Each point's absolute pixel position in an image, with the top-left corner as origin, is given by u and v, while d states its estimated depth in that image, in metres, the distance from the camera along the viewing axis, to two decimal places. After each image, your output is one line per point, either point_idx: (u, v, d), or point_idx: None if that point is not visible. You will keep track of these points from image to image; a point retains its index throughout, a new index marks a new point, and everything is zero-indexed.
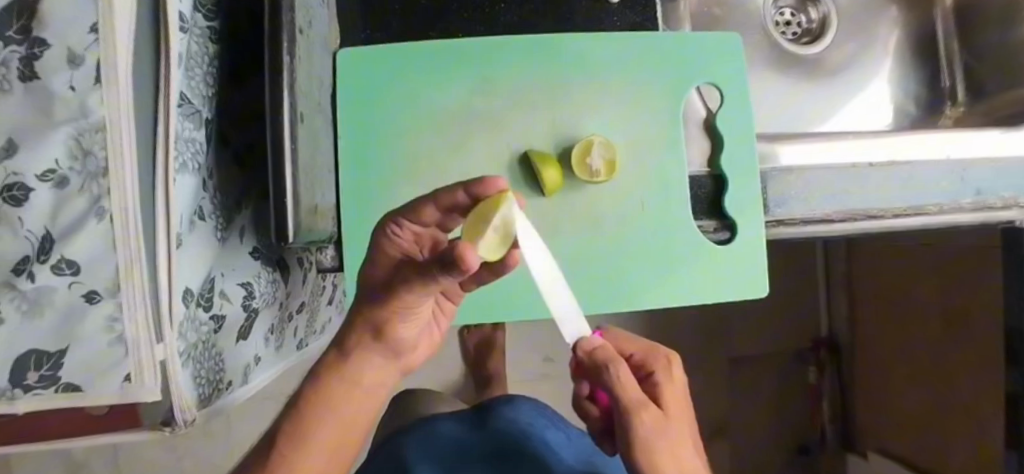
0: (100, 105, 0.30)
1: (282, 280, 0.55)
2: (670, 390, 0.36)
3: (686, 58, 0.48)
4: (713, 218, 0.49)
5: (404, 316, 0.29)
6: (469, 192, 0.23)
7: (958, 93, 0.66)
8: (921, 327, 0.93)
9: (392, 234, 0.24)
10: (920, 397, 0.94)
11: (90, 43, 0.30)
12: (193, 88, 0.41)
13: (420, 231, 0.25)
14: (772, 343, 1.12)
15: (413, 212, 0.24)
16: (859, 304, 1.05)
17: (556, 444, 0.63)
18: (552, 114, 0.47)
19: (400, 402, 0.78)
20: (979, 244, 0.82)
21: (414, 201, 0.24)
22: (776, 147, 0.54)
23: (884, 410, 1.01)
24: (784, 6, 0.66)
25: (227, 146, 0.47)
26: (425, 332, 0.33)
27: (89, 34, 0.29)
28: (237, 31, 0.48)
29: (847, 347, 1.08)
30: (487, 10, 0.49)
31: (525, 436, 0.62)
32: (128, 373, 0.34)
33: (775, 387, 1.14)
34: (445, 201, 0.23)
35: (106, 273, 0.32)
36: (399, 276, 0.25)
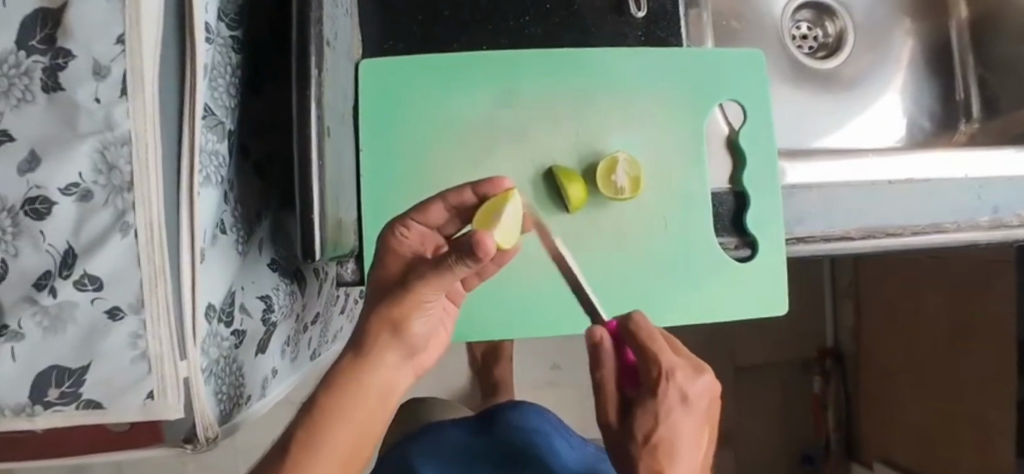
0: (125, 116, 0.30)
1: (299, 292, 0.55)
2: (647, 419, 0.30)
3: (709, 75, 0.48)
4: (735, 235, 0.50)
5: (416, 313, 0.23)
6: (478, 188, 0.26)
7: (973, 108, 0.66)
8: (927, 337, 0.94)
9: (401, 233, 0.24)
10: (925, 406, 0.95)
11: (116, 54, 0.30)
12: (216, 99, 0.40)
13: (426, 232, 0.25)
14: (777, 350, 1.13)
15: (422, 211, 0.25)
16: (863, 313, 1.06)
17: (561, 454, 0.60)
18: (577, 129, 0.47)
19: (409, 410, 0.77)
20: (985, 257, 0.83)
21: (421, 202, 0.25)
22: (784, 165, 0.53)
23: (887, 418, 1.03)
24: (801, 20, 0.67)
25: (248, 157, 0.47)
26: (437, 326, 0.27)
27: (115, 44, 0.29)
28: (258, 41, 0.47)
29: (852, 356, 1.10)
30: (512, 24, 0.48)
31: (530, 445, 0.61)
32: (151, 390, 0.32)
33: (779, 395, 1.15)
34: (454, 198, 0.26)
35: (132, 289, 0.32)
36: (410, 273, 0.22)
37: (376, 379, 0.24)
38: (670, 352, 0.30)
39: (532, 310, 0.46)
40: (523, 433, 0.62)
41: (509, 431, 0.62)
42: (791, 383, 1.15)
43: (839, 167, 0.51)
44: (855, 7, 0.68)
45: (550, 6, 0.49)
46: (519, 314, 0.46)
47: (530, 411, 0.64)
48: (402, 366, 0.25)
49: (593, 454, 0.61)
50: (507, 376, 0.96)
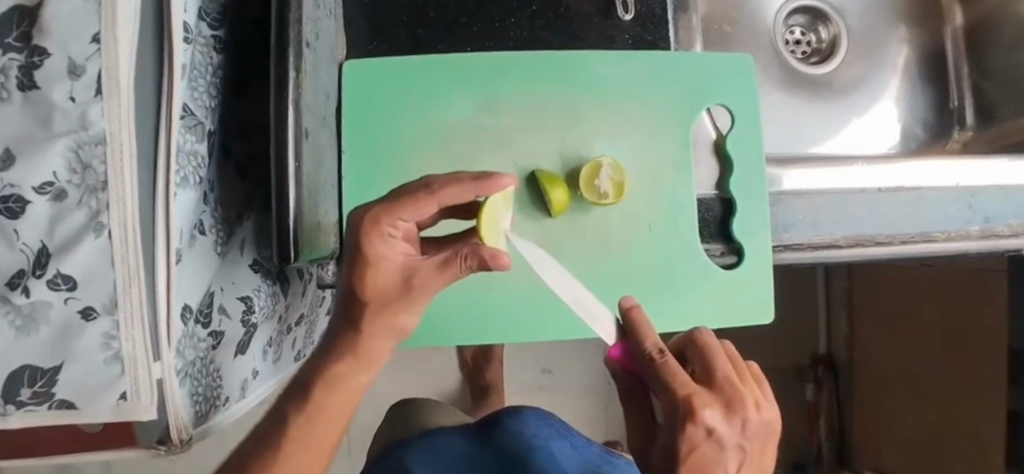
0: (101, 117, 0.29)
1: (282, 294, 0.55)
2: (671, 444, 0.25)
3: (694, 80, 0.48)
4: (720, 242, 0.49)
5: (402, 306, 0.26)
6: (478, 189, 0.26)
7: (969, 116, 0.65)
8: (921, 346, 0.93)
9: (391, 238, 0.25)
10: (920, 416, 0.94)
11: (91, 53, 0.29)
12: (196, 99, 0.40)
13: (412, 228, 0.26)
14: (771, 356, 1.13)
15: (408, 212, 0.24)
16: (858, 320, 1.05)
17: (564, 457, 0.59)
18: (562, 134, 0.46)
19: (397, 413, 0.76)
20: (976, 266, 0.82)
21: (406, 199, 0.24)
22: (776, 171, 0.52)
23: (880, 426, 1.02)
24: (794, 25, 0.67)
25: (230, 157, 0.46)
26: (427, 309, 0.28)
27: (92, 43, 0.29)
28: (242, 40, 0.47)
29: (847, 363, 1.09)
30: (497, 26, 0.48)
31: (531, 452, 0.59)
32: (124, 391, 0.32)
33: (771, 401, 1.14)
34: (443, 196, 0.25)
35: (105, 290, 0.31)
36: (412, 278, 0.26)
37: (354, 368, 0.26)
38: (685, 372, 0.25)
39: (514, 315, 0.45)
40: (525, 439, 0.60)
41: (510, 438, 0.59)
42: (786, 389, 1.14)
43: (827, 174, 0.51)
44: (850, 13, 0.67)
45: (536, 8, 0.48)
46: (500, 318, 0.45)
47: (530, 416, 0.61)
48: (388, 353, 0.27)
49: (597, 455, 0.61)
50: (498, 378, 0.96)
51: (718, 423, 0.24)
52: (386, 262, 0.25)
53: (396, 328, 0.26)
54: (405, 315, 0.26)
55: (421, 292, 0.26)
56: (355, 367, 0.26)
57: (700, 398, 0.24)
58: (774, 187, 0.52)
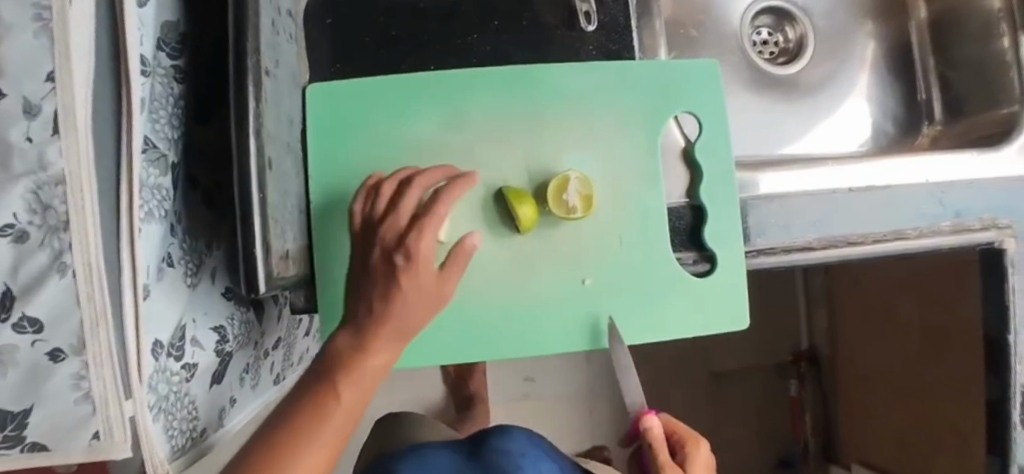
0: (59, 156, 0.29)
1: (257, 320, 0.55)
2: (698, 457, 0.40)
3: (660, 87, 0.48)
4: (692, 250, 0.49)
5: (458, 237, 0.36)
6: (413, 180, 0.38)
7: (936, 111, 0.66)
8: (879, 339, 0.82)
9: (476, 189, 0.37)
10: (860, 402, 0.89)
11: (46, 92, 0.28)
12: (158, 132, 0.40)
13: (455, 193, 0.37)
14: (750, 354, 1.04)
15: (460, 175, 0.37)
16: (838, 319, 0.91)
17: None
18: (528, 148, 0.46)
19: (387, 429, 0.77)
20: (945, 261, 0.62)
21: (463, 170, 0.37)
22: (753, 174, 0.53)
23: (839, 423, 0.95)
24: (761, 26, 0.67)
25: (197, 187, 0.46)
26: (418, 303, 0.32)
27: (45, 82, 0.28)
28: (203, 67, 0.47)
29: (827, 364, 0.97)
30: (460, 42, 0.48)
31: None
32: (97, 431, 0.33)
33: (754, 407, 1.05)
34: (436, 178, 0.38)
35: (70, 330, 0.31)
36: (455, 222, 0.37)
37: None
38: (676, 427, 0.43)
39: (488, 333, 0.45)
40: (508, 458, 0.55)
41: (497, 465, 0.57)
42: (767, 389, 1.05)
43: (799, 176, 0.53)
44: (816, 12, 0.68)
45: (499, 23, 0.48)
46: (478, 336, 0.45)
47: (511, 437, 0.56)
48: None
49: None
50: (482, 389, 0.98)
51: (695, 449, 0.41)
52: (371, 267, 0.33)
53: None
54: None
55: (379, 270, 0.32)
56: None
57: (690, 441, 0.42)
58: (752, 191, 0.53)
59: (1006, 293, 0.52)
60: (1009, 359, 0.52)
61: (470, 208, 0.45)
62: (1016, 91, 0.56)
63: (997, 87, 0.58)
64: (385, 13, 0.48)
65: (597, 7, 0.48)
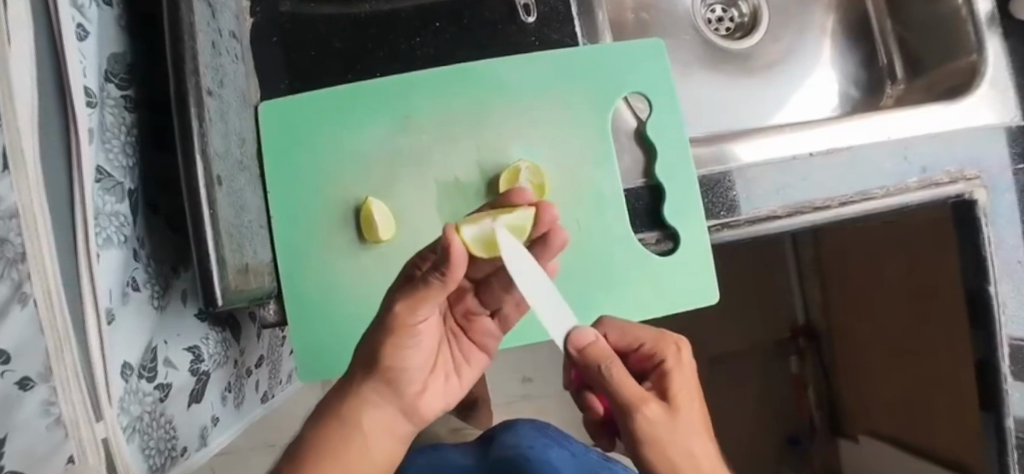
0: (10, 188, 0.29)
1: (234, 339, 0.56)
2: (682, 375, 0.35)
3: (606, 70, 0.48)
4: (655, 230, 0.49)
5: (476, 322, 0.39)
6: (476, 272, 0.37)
7: (897, 71, 0.66)
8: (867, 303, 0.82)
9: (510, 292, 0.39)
10: (858, 366, 0.87)
11: None
12: (111, 160, 0.41)
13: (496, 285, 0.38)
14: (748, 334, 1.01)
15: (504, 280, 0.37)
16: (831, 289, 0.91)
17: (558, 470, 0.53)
18: (476, 144, 0.47)
19: None
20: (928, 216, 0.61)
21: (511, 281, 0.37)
22: (729, 145, 0.50)
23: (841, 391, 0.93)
24: (714, 4, 0.68)
25: (158, 211, 0.47)
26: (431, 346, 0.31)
27: None
28: (156, 96, 0.48)
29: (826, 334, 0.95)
30: (403, 47, 0.48)
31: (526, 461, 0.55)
32: (71, 455, 0.33)
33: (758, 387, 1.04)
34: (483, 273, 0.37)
35: (39, 357, 0.30)
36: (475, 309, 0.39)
37: (366, 413, 0.29)
38: (651, 327, 0.41)
39: None
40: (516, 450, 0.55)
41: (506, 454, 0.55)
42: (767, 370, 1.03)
43: (770, 144, 0.50)
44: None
45: (440, 24, 0.48)
46: None
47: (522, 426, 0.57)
48: (388, 401, 0.29)
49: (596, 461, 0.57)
50: (483, 392, 0.96)
51: (682, 359, 0.37)
52: (424, 284, 0.25)
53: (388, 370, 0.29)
54: (399, 357, 0.29)
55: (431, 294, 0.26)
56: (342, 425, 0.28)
57: (671, 344, 0.38)
58: (729, 165, 0.50)
59: (981, 243, 0.51)
60: (991, 309, 0.51)
61: (426, 208, 0.46)
62: (972, 43, 0.56)
63: (954, 41, 0.58)
64: (327, 25, 0.48)
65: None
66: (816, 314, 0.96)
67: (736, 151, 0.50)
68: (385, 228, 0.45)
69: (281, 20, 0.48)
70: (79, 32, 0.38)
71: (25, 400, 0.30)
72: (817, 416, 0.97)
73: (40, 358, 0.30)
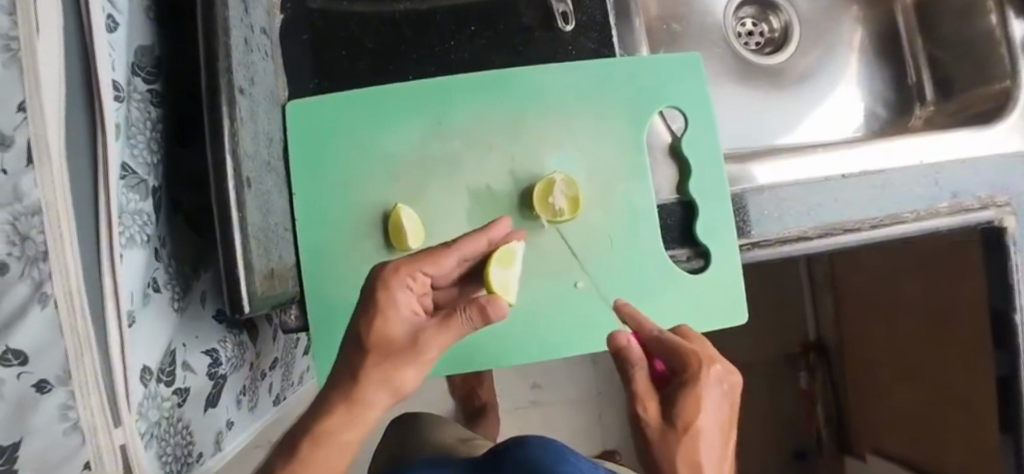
0: (35, 186, 0.27)
1: (250, 342, 0.55)
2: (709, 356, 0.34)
3: (643, 83, 0.47)
4: (686, 247, 0.48)
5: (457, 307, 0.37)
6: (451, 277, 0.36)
7: (927, 93, 0.65)
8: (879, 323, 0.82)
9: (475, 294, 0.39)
10: (868, 386, 0.87)
11: (19, 122, 0.27)
12: (136, 157, 0.39)
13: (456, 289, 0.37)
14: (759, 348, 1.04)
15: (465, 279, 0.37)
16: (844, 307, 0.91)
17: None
18: (510, 153, 0.46)
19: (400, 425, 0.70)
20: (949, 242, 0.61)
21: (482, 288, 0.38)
22: (749, 166, 0.51)
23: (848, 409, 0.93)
24: (745, 17, 0.67)
25: (180, 210, 0.46)
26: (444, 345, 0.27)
27: (17, 112, 0.26)
28: (184, 91, 0.47)
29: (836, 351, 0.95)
30: (437, 50, 0.47)
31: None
32: (87, 461, 0.32)
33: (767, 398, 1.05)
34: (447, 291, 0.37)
35: (56, 359, 0.29)
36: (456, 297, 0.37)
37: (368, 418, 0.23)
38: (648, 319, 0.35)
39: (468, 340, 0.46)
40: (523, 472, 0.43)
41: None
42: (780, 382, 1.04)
43: (796, 165, 0.49)
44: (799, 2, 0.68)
45: (475, 28, 0.48)
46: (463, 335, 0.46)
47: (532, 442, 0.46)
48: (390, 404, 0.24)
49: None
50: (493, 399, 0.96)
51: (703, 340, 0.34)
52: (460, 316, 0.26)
53: (397, 384, 0.24)
54: (410, 372, 0.24)
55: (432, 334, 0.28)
56: (345, 422, 0.23)
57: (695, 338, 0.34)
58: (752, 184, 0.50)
59: (1010, 271, 0.51)
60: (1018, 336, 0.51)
61: (456, 216, 0.45)
62: (1005, 66, 0.55)
63: (987, 64, 0.57)
64: (361, 26, 0.47)
65: (574, 6, 0.48)
66: (828, 331, 0.96)
67: (756, 171, 0.50)
68: (414, 236, 0.44)
69: (314, 18, 0.47)
70: (108, 23, 0.36)
71: (41, 404, 0.29)
72: (824, 433, 0.97)
73: (61, 359, 0.29)
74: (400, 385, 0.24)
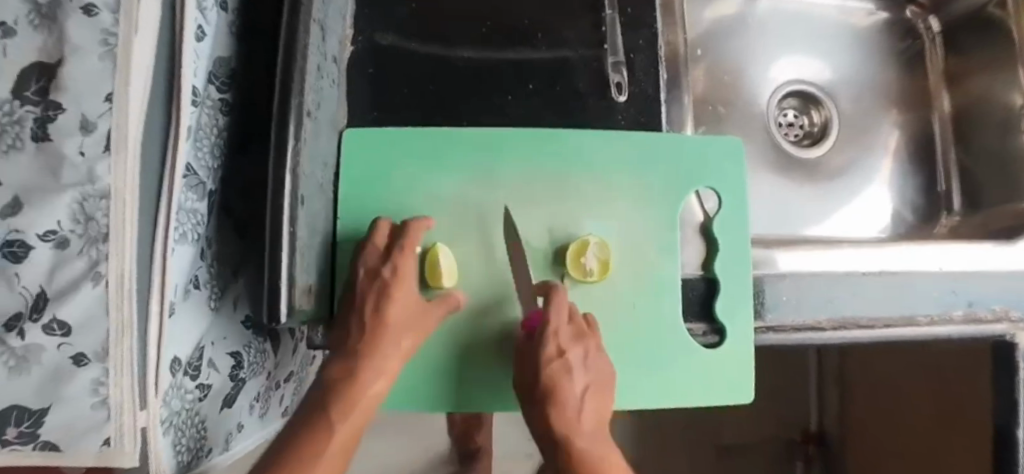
0: (106, 172, 0.32)
1: (272, 351, 0.56)
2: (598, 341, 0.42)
3: (685, 160, 0.49)
4: (703, 321, 0.49)
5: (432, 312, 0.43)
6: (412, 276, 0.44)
7: (955, 203, 0.67)
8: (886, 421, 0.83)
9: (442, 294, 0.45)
10: None
11: (103, 112, 0.32)
12: (200, 159, 0.41)
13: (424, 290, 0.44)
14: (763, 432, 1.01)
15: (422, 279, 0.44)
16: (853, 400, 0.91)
17: None
18: (550, 209, 0.47)
19: None
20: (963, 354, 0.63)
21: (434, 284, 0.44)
22: (773, 253, 0.53)
23: None
24: (787, 108, 0.69)
25: (229, 215, 0.48)
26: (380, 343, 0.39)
27: (104, 103, 0.32)
28: (252, 103, 0.49)
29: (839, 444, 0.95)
30: (495, 101, 0.50)
31: None
32: (106, 438, 0.32)
33: None
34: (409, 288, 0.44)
35: (96, 336, 0.32)
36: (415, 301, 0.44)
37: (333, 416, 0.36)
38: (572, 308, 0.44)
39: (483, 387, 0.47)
40: None
41: None
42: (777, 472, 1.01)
43: (811, 258, 0.53)
44: (842, 100, 0.70)
45: (533, 86, 0.50)
46: (479, 379, 0.47)
47: None
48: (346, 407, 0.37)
49: None
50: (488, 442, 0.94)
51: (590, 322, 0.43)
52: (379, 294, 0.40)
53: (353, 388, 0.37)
54: (360, 379, 0.38)
55: (384, 314, 0.39)
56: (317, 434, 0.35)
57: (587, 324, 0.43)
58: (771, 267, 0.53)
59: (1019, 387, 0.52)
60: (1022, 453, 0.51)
61: (490, 263, 0.47)
62: None
63: None
64: (428, 68, 0.50)
65: (628, 79, 0.50)
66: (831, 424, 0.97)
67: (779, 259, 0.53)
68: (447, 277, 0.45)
69: (383, 55, 0.50)
70: (198, 34, 0.39)
71: (77, 375, 0.32)
72: None
73: (101, 338, 0.32)
74: (352, 393, 0.37)
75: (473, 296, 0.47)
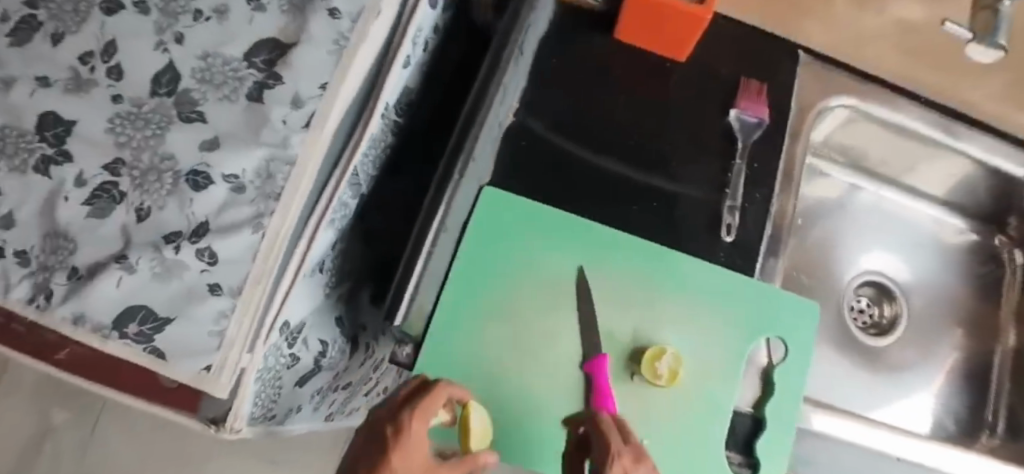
0: (299, 141, 0.44)
1: (352, 353, 0.61)
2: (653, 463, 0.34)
3: (766, 308, 0.53)
4: (740, 453, 0.51)
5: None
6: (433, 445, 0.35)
7: (998, 427, 0.72)
8: None
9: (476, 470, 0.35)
10: None
11: (315, 94, 0.45)
12: (363, 166, 0.52)
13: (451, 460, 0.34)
14: None
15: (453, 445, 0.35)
16: None
17: None
18: (640, 315, 0.50)
19: None
20: None
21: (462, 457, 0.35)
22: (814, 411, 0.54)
23: None
24: (862, 295, 0.78)
25: (360, 223, 0.57)
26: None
27: (319, 88, 0.45)
28: (406, 135, 0.61)
29: None
30: (620, 207, 0.53)
31: None
32: (209, 364, 0.40)
33: None
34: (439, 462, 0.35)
35: (237, 274, 0.41)
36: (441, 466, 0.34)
37: None
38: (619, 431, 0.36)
39: (525, 454, 0.47)
40: None
41: None
42: None
43: (854, 429, 0.55)
44: (913, 298, 0.79)
45: (655, 204, 0.53)
46: (523, 453, 0.46)
47: None
48: None
49: None
50: None
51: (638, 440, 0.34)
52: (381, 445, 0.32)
53: None
54: None
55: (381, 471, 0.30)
56: None
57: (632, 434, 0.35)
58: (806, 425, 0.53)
59: None
60: None
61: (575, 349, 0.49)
62: None
63: None
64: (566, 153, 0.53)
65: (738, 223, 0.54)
66: None
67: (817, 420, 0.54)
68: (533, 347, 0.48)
69: (526, 124, 0.54)
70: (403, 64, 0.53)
71: (209, 302, 0.41)
72: None
73: (237, 278, 0.41)
74: None
75: (550, 372, 0.48)
